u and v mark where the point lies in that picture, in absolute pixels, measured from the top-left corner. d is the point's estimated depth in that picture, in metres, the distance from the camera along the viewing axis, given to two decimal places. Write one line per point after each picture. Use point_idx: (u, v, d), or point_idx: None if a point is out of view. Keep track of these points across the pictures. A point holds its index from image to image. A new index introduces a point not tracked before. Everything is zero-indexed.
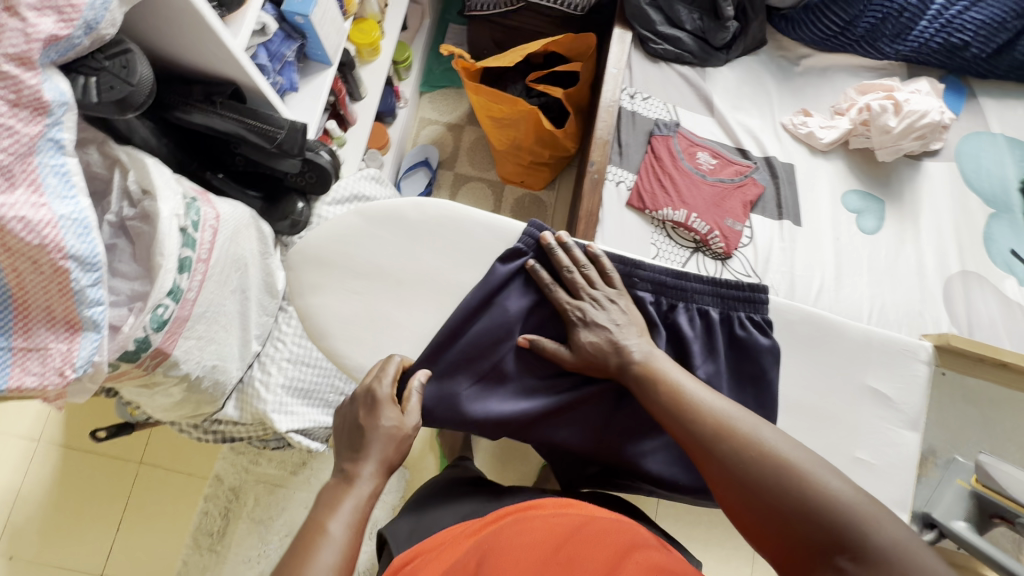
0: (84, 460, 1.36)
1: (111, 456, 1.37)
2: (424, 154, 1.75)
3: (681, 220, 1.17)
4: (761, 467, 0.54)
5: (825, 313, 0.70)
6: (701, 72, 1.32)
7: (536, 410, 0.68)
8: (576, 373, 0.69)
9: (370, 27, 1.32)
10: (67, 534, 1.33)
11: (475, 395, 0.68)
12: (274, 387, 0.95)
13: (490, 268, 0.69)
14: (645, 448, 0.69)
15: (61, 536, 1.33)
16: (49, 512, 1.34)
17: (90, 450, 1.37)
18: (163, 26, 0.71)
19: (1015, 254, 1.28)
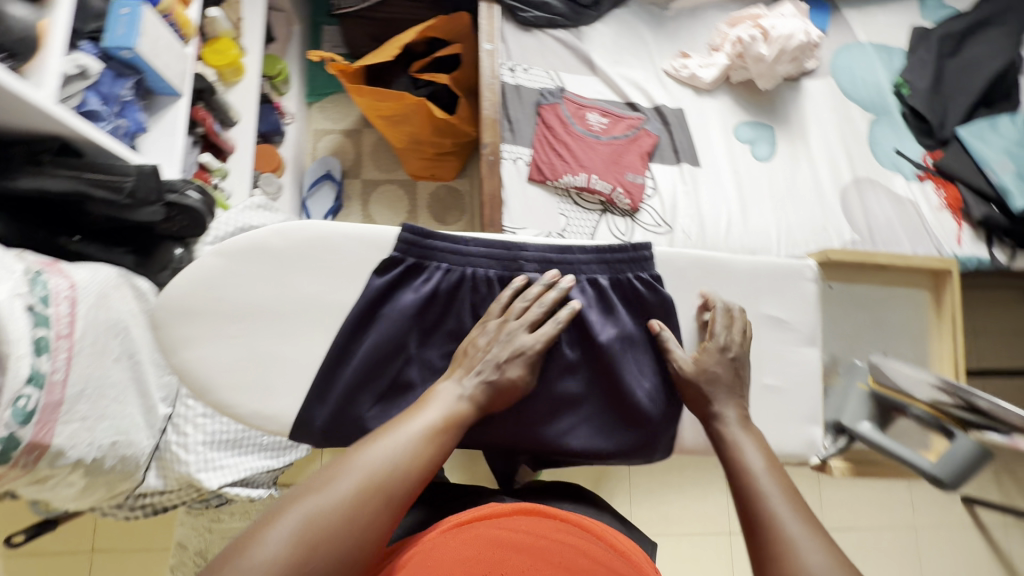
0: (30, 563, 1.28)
1: (55, 552, 1.29)
2: (325, 167, 1.68)
3: (583, 184, 1.16)
4: (782, 550, 0.48)
5: (711, 253, 0.72)
6: (576, 33, 1.30)
7: None
8: None
9: (226, 46, 1.25)
10: None
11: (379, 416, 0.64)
12: (194, 446, 0.90)
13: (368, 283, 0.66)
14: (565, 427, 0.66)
15: None
16: None
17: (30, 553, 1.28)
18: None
19: (899, 153, 1.36)
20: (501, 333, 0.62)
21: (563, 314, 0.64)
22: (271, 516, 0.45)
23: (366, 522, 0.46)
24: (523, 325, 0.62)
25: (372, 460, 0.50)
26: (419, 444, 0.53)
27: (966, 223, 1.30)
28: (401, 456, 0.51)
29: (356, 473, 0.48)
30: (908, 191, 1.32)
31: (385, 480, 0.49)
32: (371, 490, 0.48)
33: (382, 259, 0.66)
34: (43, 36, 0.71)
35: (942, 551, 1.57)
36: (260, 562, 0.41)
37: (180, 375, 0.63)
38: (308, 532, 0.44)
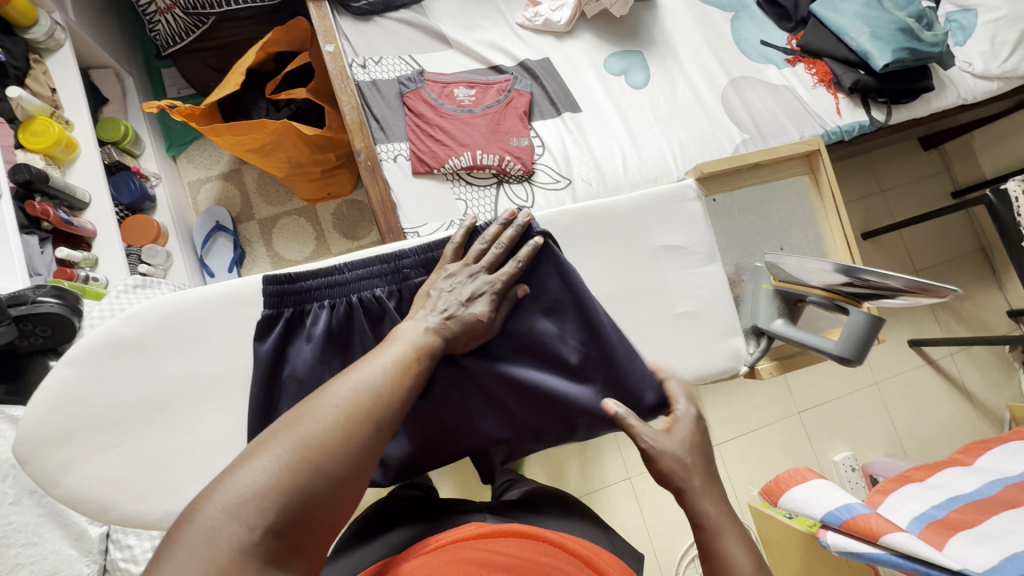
0: None
1: None
2: (214, 219, 1.57)
3: (470, 163, 1.12)
4: None
5: (592, 201, 0.70)
6: (418, 9, 1.24)
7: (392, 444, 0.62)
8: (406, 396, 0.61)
9: (44, 124, 1.10)
10: None
11: None
12: (143, 556, 0.83)
13: (254, 350, 0.60)
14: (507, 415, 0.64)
15: None
16: None
17: None
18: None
19: (765, 44, 1.38)
20: (463, 276, 0.58)
21: (523, 253, 0.60)
22: (256, 448, 0.39)
23: (351, 447, 0.41)
24: (481, 267, 0.59)
25: (353, 383, 0.45)
26: (400, 362, 0.49)
27: (841, 94, 1.33)
28: (387, 374, 0.47)
29: (336, 399, 0.43)
30: (782, 78, 1.34)
31: (373, 400, 0.44)
32: (360, 410, 0.43)
33: (258, 321, 0.60)
34: None
35: (905, 396, 1.68)
36: (250, 491, 0.36)
37: (70, 503, 0.57)
38: (299, 457, 0.39)
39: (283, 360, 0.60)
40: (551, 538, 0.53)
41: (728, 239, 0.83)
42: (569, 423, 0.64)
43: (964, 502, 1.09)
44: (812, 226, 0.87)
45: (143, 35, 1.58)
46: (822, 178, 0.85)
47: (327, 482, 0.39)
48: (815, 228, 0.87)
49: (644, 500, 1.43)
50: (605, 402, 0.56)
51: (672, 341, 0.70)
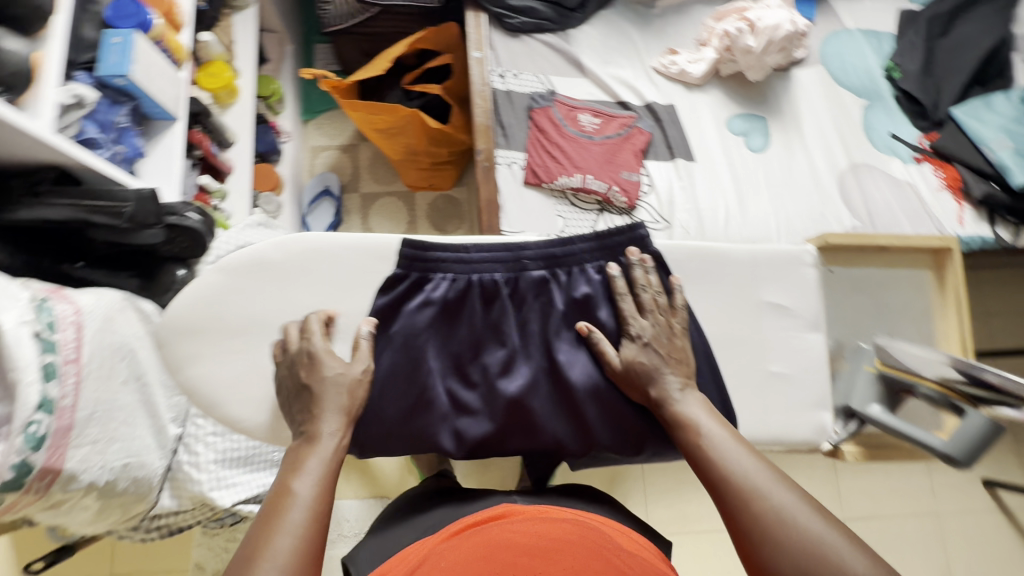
0: None
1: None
2: (324, 183, 1.69)
3: (579, 185, 1.17)
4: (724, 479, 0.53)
5: (710, 244, 0.71)
6: (564, 36, 1.31)
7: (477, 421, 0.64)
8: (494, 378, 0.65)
9: (219, 69, 1.26)
10: None
11: (406, 432, 0.63)
12: (206, 464, 0.90)
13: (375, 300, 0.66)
14: (591, 423, 0.65)
15: None
16: None
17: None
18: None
19: (894, 137, 1.35)
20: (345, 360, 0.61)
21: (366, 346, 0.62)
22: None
23: None
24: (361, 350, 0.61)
25: (285, 532, 0.46)
26: (318, 492, 0.50)
27: (967, 203, 1.29)
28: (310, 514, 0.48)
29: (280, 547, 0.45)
30: (906, 174, 1.31)
31: (309, 539, 0.46)
32: (301, 555, 0.45)
33: (387, 276, 0.65)
34: (37, 68, 0.70)
35: (970, 540, 1.54)
36: None
37: (186, 391, 0.63)
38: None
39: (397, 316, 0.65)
40: (567, 513, 0.61)
41: (834, 314, 0.81)
42: (638, 442, 0.67)
43: None
44: (926, 322, 0.86)
45: (310, 12, 1.76)
46: (947, 279, 0.84)
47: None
48: (929, 325, 0.85)
49: None
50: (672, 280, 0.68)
51: (759, 399, 0.69)
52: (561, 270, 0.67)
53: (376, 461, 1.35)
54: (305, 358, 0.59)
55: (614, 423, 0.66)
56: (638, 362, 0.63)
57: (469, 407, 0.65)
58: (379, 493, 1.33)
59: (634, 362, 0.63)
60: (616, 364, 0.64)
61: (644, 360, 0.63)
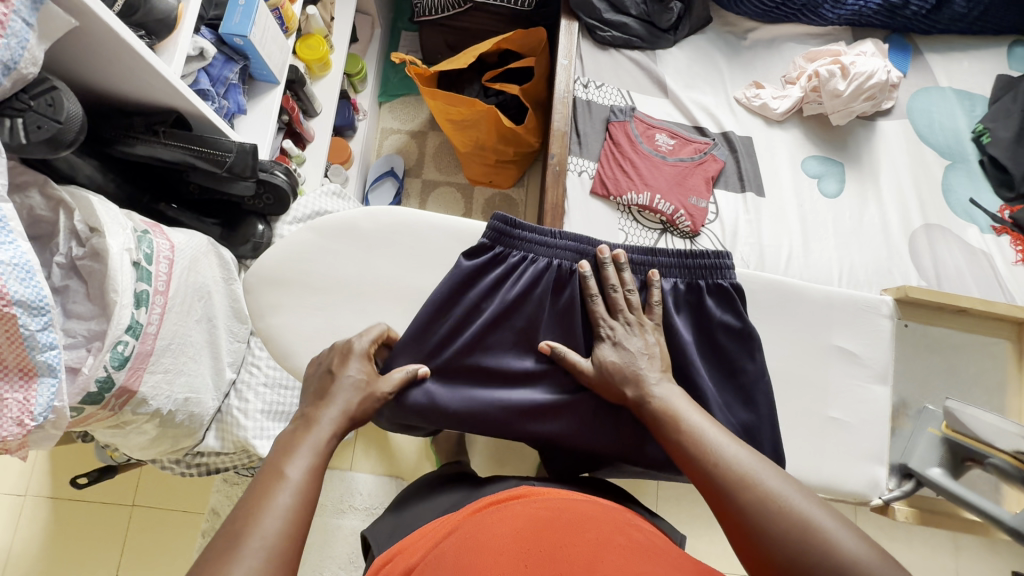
0: (75, 509, 1.36)
1: (99, 500, 1.38)
2: (389, 164, 1.74)
3: (646, 202, 1.17)
4: (695, 440, 0.54)
5: (786, 279, 0.71)
6: (651, 55, 1.32)
7: (515, 405, 0.65)
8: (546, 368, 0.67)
9: (318, 42, 1.31)
10: None
11: (456, 403, 0.65)
12: (253, 413, 0.94)
13: (454, 264, 0.68)
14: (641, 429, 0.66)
15: None
16: (46, 560, 1.34)
17: (78, 498, 1.37)
18: (92, 61, 0.67)
19: (973, 203, 1.32)
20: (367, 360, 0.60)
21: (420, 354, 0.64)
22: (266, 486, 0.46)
23: None
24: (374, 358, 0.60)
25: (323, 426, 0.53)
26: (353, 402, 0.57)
27: None
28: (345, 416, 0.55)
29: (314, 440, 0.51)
30: (981, 242, 1.27)
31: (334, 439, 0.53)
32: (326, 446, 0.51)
33: (468, 247, 0.68)
34: (178, 19, 0.76)
35: None
36: None
37: (265, 338, 0.66)
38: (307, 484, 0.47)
39: (474, 287, 0.67)
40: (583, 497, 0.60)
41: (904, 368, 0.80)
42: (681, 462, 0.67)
43: None
44: (998, 394, 0.83)
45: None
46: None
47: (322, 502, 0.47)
48: (1000, 399, 0.82)
49: None
50: (653, 274, 0.67)
51: (814, 442, 0.68)
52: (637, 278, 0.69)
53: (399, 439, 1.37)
54: (339, 353, 0.60)
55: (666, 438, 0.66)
56: (609, 362, 0.61)
57: (522, 382, 0.67)
58: (398, 472, 1.35)
59: (606, 363, 0.61)
60: (606, 359, 0.62)
61: (616, 360, 0.61)
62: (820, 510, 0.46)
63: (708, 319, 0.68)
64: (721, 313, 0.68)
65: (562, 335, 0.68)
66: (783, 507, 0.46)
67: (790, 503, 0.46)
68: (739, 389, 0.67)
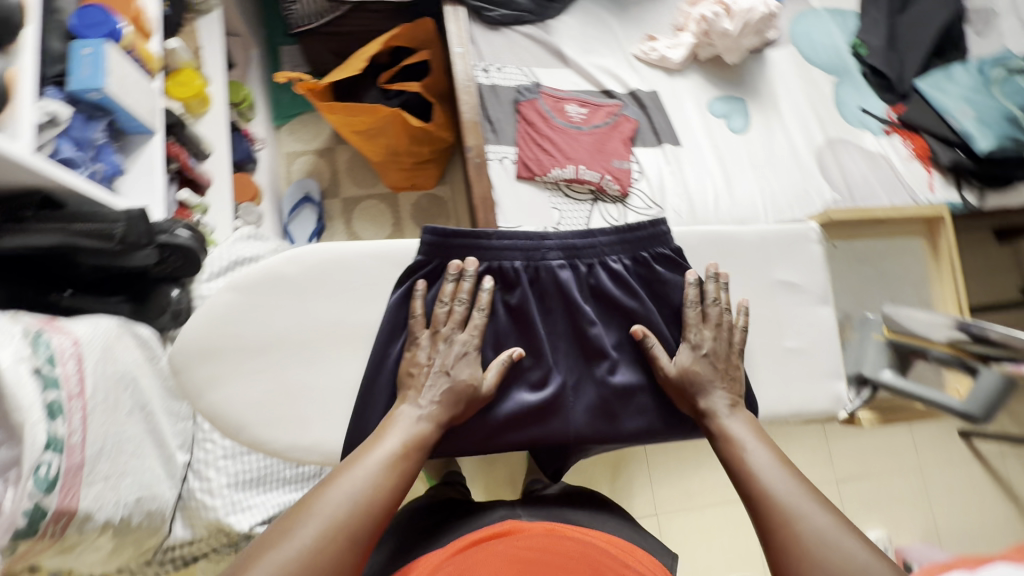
0: None
1: None
2: (303, 190, 1.64)
3: (572, 176, 1.17)
4: (752, 472, 0.56)
5: (720, 227, 0.73)
6: (544, 26, 1.31)
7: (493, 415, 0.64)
8: (525, 378, 0.66)
9: (189, 77, 1.20)
10: None
11: None
12: (219, 489, 0.88)
13: (392, 290, 0.64)
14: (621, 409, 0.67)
15: None
16: None
17: None
18: None
19: (864, 111, 1.41)
20: (439, 345, 0.61)
21: (483, 300, 0.63)
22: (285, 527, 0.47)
23: None
24: (455, 328, 0.61)
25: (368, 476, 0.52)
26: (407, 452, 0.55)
27: (935, 170, 1.35)
28: (398, 473, 0.53)
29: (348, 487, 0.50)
30: (878, 146, 1.37)
31: (381, 494, 0.51)
32: (368, 500, 0.50)
33: (403, 269, 0.64)
34: (12, 85, 0.66)
35: (944, 487, 1.70)
36: None
37: (208, 417, 0.61)
38: (327, 536, 0.47)
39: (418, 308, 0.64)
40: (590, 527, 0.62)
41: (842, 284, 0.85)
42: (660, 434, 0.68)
43: None
44: (923, 287, 0.91)
45: (271, 12, 1.69)
46: (940, 244, 0.90)
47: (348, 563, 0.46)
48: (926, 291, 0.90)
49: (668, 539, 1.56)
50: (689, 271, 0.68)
51: (777, 374, 0.71)
52: (581, 261, 0.68)
53: None
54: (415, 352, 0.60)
55: (648, 411, 0.67)
56: (692, 369, 0.64)
57: (506, 390, 0.65)
58: None
59: (688, 369, 0.64)
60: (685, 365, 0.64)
61: (697, 368, 0.64)
62: (867, 558, 0.48)
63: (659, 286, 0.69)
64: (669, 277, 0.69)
65: (522, 336, 0.66)
66: (826, 544, 0.48)
67: (837, 545, 0.48)
68: None
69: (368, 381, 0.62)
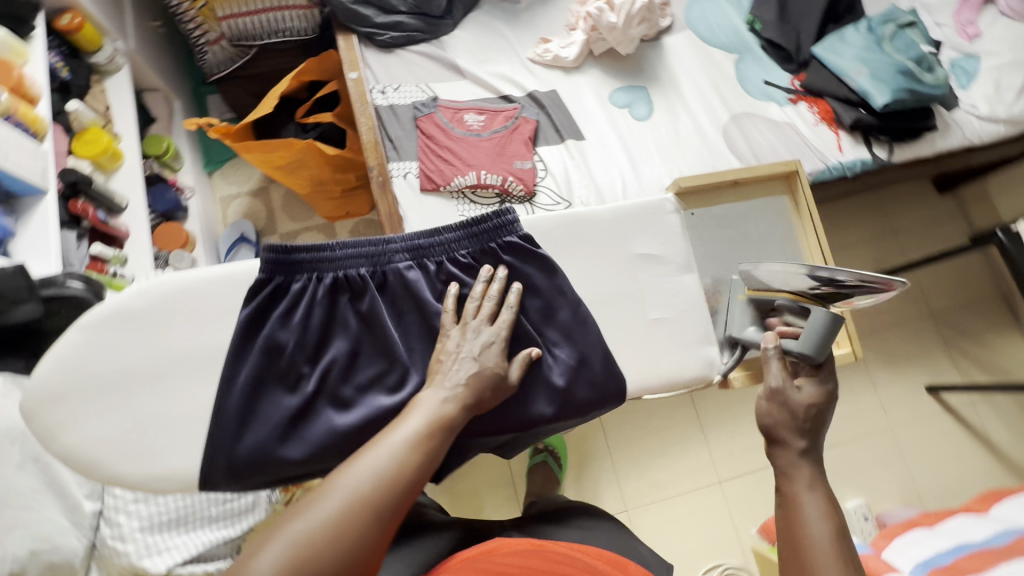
0: None
1: None
2: (239, 231, 1.66)
3: (474, 182, 1.18)
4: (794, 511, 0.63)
5: (574, 210, 0.74)
6: (438, 43, 1.34)
7: (358, 419, 0.64)
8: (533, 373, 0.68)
9: (96, 135, 1.22)
10: None
11: (285, 442, 0.63)
12: (131, 534, 0.87)
13: (236, 312, 0.65)
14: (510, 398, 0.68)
15: None
16: None
17: None
18: None
19: (768, 83, 1.43)
20: (468, 333, 0.64)
21: (511, 299, 0.67)
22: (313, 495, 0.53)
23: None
24: (482, 321, 0.65)
25: (394, 455, 0.56)
26: (434, 434, 0.58)
27: (843, 131, 1.36)
28: (422, 452, 0.57)
29: (377, 464, 0.55)
30: (784, 115, 1.38)
31: (403, 471, 0.55)
32: (391, 475, 0.54)
33: (247, 289, 0.66)
34: None
35: (919, 446, 1.67)
36: None
37: (63, 459, 0.61)
38: (352, 508, 0.52)
39: (266, 325, 0.65)
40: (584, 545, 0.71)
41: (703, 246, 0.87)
42: (536, 419, 0.68)
43: (972, 551, 1.02)
44: (791, 243, 0.93)
45: (192, 64, 1.74)
46: (799, 198, 0.94)
47: (369, 533, 0.52)
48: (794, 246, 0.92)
49: (642, 534, 1.53)
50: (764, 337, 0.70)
51: (645, 347, 0.72)
52: (430, 260, 0.70)
53: None
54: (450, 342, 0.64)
55: (515, 399, 0.68)
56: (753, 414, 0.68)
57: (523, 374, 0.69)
58: None
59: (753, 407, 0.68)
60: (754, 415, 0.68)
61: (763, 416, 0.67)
62: None
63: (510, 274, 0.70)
64: (520, 264, 0.70)
65: (380, 342, 0.67)
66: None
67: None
68: (559, 327, 0.70)
69: (218, 406, 0.63)
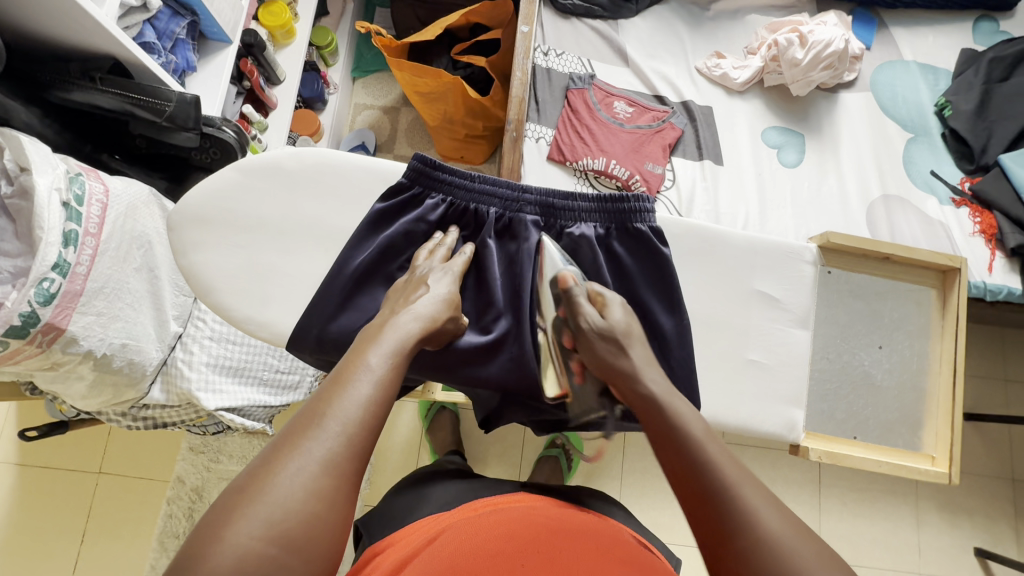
0: (52, 477, 1.45)
1: (74, 469, 1.46)
2: (361, 138, 1.73)
3: (601, 168, 1.17)
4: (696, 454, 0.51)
5: (712, 225, 0.72)
6: (614, 24, 1.32)
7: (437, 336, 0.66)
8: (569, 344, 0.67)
9: (280, 9, 1.31)
10: (42, 544, 1.42)
11: None
12: (197, 365, 0.95)
13: (372, 206, 0.69)
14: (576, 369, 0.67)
15: (42, 540, 1.42)
16: (23, 525, 1.43)
17: (56, 467, 1.45)
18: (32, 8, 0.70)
19: (934, 175, 1.31)
20: None
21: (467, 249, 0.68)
22: (258, 478, 0.43)
23: (301, 525, 0.42)
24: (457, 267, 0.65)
25: (348, 404, 0.48)
26: (390, 366, 0.53)
27: (1000, 252, 1.24)
28: (377, 389, 0.50)
29: (332, 423, 0.46)
30: (940, 214, 1.27)
31: (365, 419, 0.48)
32: (354, 429, 0.47)
33: (389, 186, 0.69)
34: None
35: None
36: None
37: (186, 275, 0.67)
38: (318, 477, 0.44)
39: (391, 226, 0.68)
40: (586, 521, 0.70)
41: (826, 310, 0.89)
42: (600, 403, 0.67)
43: None
44: (922, 340, 0.94)
45: None
46: (950, 299, 0.91)
47: (345, 499, 0.44)
48: (925, 343, 0.94)
49: None
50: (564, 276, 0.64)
51: (732, 384, 0.70)
52: (555, 221, 0.70)
53: (397, 426, 1.53)
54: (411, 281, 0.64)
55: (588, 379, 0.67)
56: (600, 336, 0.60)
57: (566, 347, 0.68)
58: (397, 445, 1.52)
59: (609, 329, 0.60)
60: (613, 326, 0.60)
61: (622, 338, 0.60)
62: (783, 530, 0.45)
63: (620, 262, 0.70)
64: (633, 257, 0.70)
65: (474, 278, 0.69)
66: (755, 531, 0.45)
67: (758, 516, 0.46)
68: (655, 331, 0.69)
69: (329, 278, 0.66)
